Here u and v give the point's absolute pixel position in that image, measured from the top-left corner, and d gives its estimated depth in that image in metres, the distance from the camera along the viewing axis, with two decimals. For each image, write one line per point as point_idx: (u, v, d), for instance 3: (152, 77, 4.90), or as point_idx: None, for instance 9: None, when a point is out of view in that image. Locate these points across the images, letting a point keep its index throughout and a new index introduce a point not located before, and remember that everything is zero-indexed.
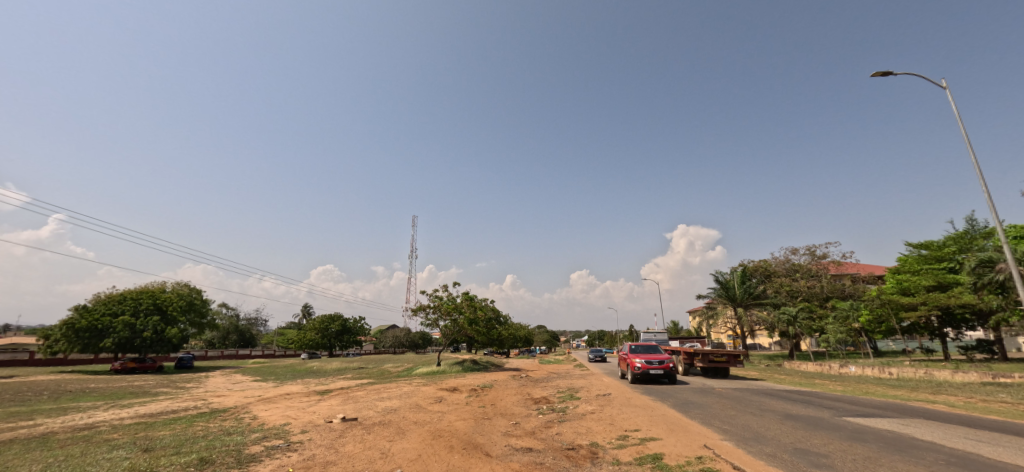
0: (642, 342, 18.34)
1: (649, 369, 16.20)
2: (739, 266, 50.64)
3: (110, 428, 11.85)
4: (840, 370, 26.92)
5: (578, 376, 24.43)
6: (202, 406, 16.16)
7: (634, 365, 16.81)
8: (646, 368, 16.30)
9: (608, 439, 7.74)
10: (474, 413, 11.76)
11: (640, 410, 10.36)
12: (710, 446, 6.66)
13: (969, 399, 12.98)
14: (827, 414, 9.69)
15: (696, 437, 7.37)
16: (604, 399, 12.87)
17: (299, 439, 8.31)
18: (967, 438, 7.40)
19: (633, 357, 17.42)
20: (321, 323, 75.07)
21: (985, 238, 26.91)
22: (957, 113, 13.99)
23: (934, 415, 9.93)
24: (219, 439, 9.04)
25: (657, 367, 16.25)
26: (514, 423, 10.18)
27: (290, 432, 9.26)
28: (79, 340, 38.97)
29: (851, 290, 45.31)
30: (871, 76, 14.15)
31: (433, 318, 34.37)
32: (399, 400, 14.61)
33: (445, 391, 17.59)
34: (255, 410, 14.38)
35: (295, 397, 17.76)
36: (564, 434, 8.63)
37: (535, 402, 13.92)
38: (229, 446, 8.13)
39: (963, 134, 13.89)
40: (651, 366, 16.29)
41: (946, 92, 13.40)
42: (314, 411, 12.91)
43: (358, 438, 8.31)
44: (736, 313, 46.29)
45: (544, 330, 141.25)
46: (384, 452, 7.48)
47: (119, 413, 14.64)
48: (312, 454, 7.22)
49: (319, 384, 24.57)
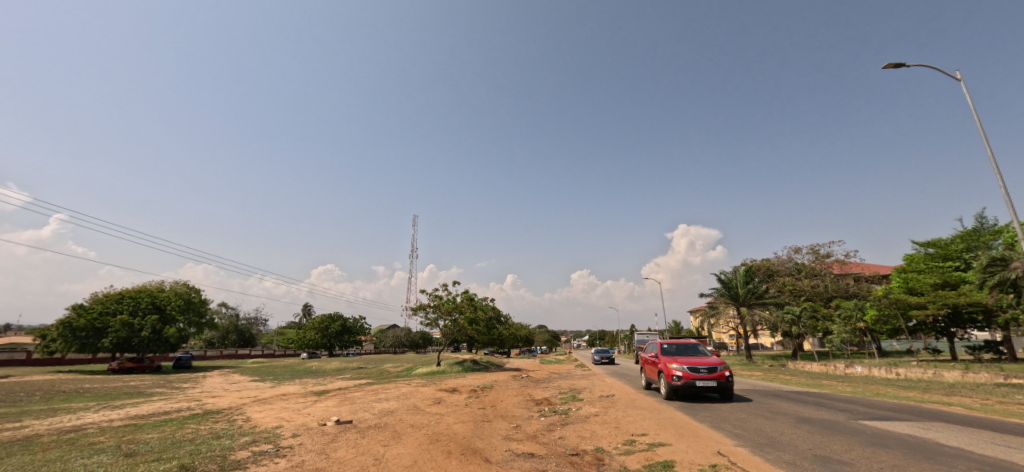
0: (675, 341, 13.74)
1: (696, 381, 11.49)
2: (742, 265, 50.16)
3: (98, 431, 11.48)
4: (846, 370, 26.53)
5: (580, 377, 24.01)
6: (195, 408, 15.78)
7: (672, 373, 12.05)
8: (690, 377, 11.61)
9: (614, 445, 7.33)
10: (474, 415, 11.36)
11: (646, 412, 9.95)
12: (725, 453, 6.25)
13: (985, 401, 12.56)
14: (841, 417, 9.30)
15: (707, 443, 6.96)
16: (607, 400, 12.46)
17: (289, 443, 7.91)
18: (994, 444, 6.99)
19: (667, 361, 12.74)
20: (321, 322, 74.73)
21: (994, 236, 26.38)
22: (972, 106, 13.56)
23: (953, 419, 9.51)
24: (206, 444, 8.64)
25: (706, 376, 11.54)
26: (515, 427, 9.78)
27: (281, 436, 8.86)
28: (76, 340, 38.63)
29: (856, 289, 44.79)
30: (883, 67, 13.68)
31: (432, 318, 33.95)
32: (397, 402, 14.21)
33: (444, 392, 17.19)
34: (249, 412, 14.00)
35: (290, 398, 17.35)
36: (568, 439, 8.22)
37: (536, 404, 13.49)
38: (216, 452, 7.73)
39: (979, 128, 13.46)
40: (698, 376, 11.57)
41: (962, 84, 12.89)
42: (308, 413, 12.52)
43: (350, 443, 7.90)
44: (739, 313, 45.82)
45: (544, 330, 140.80)
46: (378, 458, 7.08)
47: (109, 414, 14.27)
48: (301, 461, 6.82)
49: (317, 385, 24.21)
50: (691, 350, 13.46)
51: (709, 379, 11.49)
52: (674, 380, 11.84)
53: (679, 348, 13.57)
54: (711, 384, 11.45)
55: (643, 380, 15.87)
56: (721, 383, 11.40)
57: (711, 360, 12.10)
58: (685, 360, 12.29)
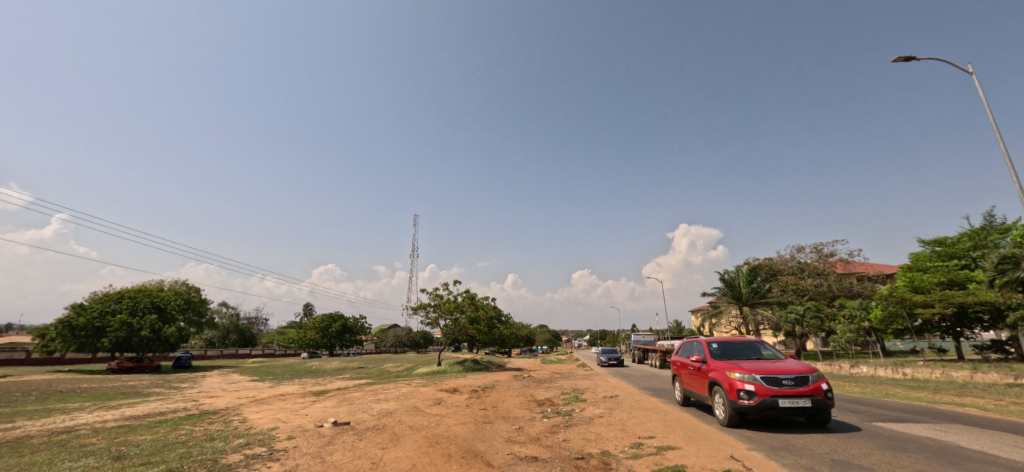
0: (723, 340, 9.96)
1: (777, 399, 7.60)
2: (745, 264, 49.77)
3: (91, 432, 11.23)
4: (851, 370, 26.17)
5: (582, 377, 23.71)
6: (191, 408, 15.52)
7: (735, 386, 8.10)
8: (766, 394, 7.71)
9: (621, 447, 7.04)
10: (475, 417, 11.08)
11: (652, 414, 9.67)
12: (738, 458, 5.97)
13: (999, 402, 12.25)
14: (855, 419, 9.01)
15: (719, 446, 6.66)
16: (611, 401, 12.17)
17: (283, 446, 7.64)
18: (1018, 447, 6.70)
19: (721, 368, 8.86)
20: (322, 322, 74.47)
21: (1002, 234, 26.01)
22: (984, 100, 13.29)
23: (969, 420, 9.21)
24: (198, 446, 8.38)
25: (791, 391, 7.75)
26: (517, 428, 9.50)
27: (276, 438, 8.59)
28: (75, 339, 38.39)
29: (860, 289, 44.39)
30: (892, 61, 13.42)
31: (433, 317, 33.67)
32: (397, 402, 13.93)
33: (444, 392, 16.90)
34: (246, 412, 13.73)
35: (288, 399, 17.07)
36: (572, 441, 7.93)
37: (539, 405, 13.19)
38: (208, 454, 7.47)
39: (992, 122, 13.17)
40: (778, 391, 7.71)
41: (974, 78, 12.63)
42: (306, 414, 12.25)
43: (347, 446, 7.63)
44: (742, 312, 45.43)
45: (546, 330, 140.31)
46: (374, 462, 6.79)
47: (103, 415, 14.02)
48: (295, 465, 6.53)
49: (316, 385, 23.97)
50: (749, 351, 9.66)
51: (797, 397, 7.66)
52: (745, 400, 7.88)
53: (731, 348, 9.74)
54: (801, 405, 7.62)
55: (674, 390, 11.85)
56: (814, 402, 7.61)
57: (789, 366, 8.30)
58: (751, 366, 8.40)
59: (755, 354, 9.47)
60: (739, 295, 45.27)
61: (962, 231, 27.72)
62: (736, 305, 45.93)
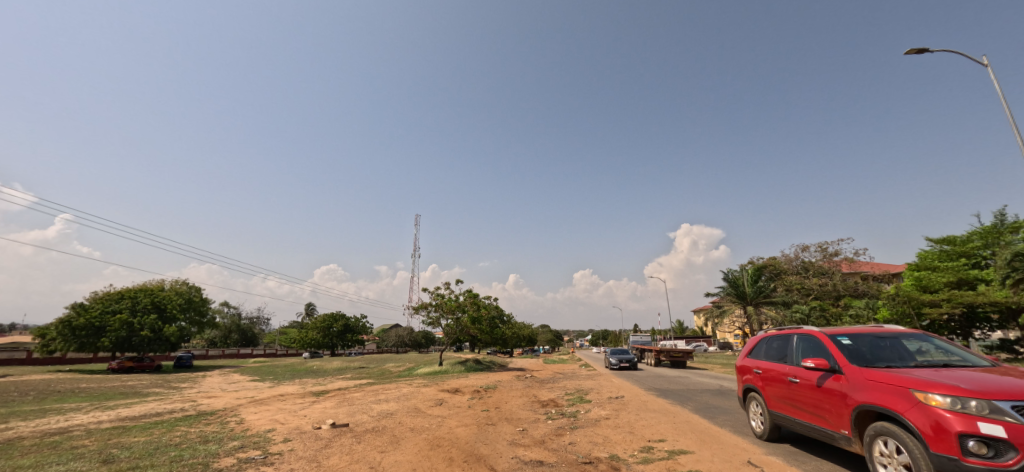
0: (854, 334, 5.72)
1: None
2: (749, 263, 49.35)
3: (83, 434, 10.95)
4: None
5: (585, 377, 23.34)
6: (189, 409, 15.24)
7: (942, 425, 3.84)
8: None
9: (630, 451, 6.74)
10: (477, 418, 10.77)
11: (660, 416, 9.35)
12: (756, 463, 5.67)
13: None
14: None
15: (734, 451, 6.35)
16: (617, 402, 11.83)
17: (279, 449, 7.35)
18: None
19: (883, 387, 4.62)
20: (323, 322, 74.24)
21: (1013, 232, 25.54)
22: (1001, 93, 12.98)
23: None
24: (191, 449, 8.09)
25: None
26: (521, 431, 9.20)
27: (272, 440, 8.32)
28: (75, 339, 38.21)
29: (866, 288, 43.89)
30: (905, 53, 13.11)
31: (434, 316, 33.37)
32: (397, 403, 13.63)
33: (445, 392, 16.57)
34: (243, 413, 13.44)
35: (287, 399, 16.75)
36: (578, 444, 7.62)
37: (543, 406, 12.86)
38: (200, 458, 7.17)
39: (1009, 116, 12.86)
40: None
41: (991, 70, 12.33)
42: (304, 415, 11.96)
43: (344, 450, 7.33)
44: (746, 312, 44.99)
45: (547, 330, 139.76)
46: (373, 466, 6.49)
47: (98, 416, 13.74)
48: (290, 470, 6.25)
49: (317, 385, 23.67)
50: (894, 350, 5.50)
51: None
52: (995, 466, 3.51)
53: (867, 348, 5.53)
54: None
55: (753, 418, 7.52)
56: None
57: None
58: (960, 381, 4.13)
59: (911, 357, 5.28)
60: (743, 295, 44.83)
61: (973, 229, 27.22)
62: (741, 305, 45.47)
